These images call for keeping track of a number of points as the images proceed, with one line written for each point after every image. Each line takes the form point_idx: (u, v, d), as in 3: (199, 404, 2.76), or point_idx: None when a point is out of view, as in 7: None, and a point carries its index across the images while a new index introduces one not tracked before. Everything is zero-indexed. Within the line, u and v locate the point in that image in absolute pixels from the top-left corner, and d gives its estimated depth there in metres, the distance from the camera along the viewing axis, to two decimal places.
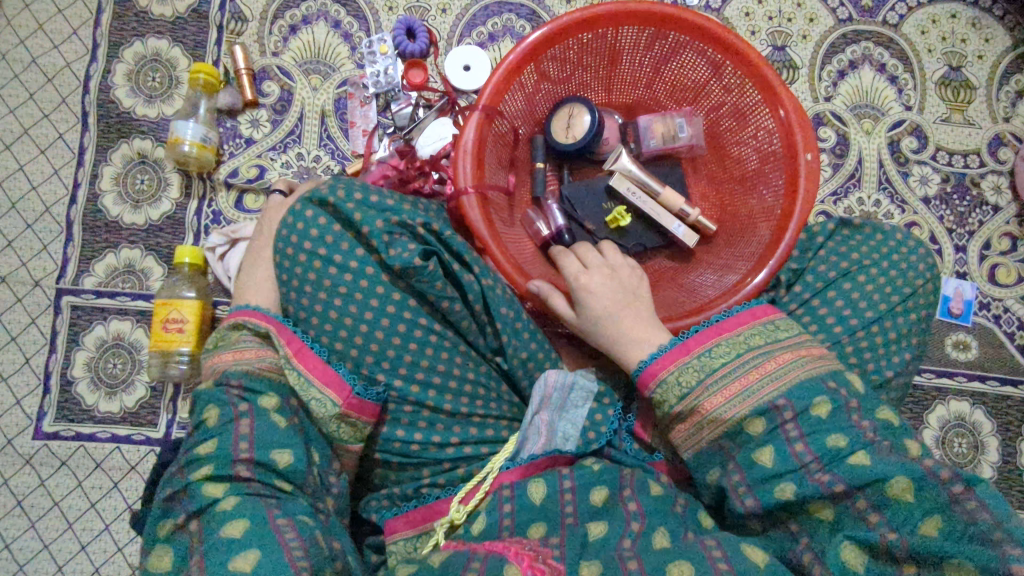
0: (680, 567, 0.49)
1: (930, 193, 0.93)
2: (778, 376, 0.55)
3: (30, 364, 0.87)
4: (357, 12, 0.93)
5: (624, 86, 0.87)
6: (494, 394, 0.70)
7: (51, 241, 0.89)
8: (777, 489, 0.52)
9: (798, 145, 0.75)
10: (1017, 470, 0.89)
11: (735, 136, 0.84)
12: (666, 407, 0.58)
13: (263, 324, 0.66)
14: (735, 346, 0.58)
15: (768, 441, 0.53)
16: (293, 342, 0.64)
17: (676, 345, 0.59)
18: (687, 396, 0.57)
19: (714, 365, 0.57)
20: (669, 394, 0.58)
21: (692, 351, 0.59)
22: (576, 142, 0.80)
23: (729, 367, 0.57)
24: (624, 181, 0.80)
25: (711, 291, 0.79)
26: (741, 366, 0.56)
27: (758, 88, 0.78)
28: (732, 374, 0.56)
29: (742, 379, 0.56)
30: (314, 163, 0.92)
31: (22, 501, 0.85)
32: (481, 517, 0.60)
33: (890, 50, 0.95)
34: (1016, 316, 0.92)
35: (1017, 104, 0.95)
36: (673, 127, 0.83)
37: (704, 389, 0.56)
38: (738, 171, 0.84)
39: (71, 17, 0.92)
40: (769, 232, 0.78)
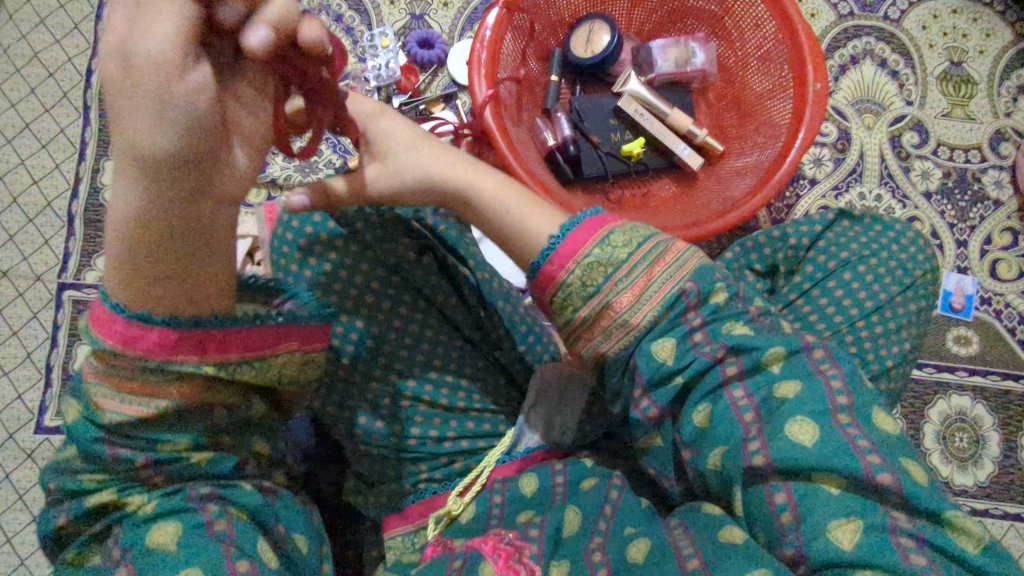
0: (639, 548, 0.51)
1: (932, 188, 0.93)
2: (679, 267, 0.49)
3: (32, 359, 0.87)
4: (358, 6, 0.93)
5: (642, 10, 0.90)
6: (490, 387, 0.70)
7: (53, 235, 0.89)
8: (676, 384, 0.48)
9: (808, 77, 0.77)
10: (1018, 464, 0.89)
11: (749, 64, 0.86)
12: (569, 313, 0.50)
13: (127, 353, 0.43)
14: (630, 235, 0.50)
15: (673, 332, 0.48)
16: (191, 336, 0.44)
17: (566, 237, 0.50)
18: (595, 297, 0.49)
19: (617, 257, 0.48)
20: (574, 297, 0.49)
21: (587, 241, 0.49)
22: (593, 57, 0.84)
23: (633, 260, 0.48)
24: (633, 102, 0.84)
25: (714, 204, 0.82)
26: (645, 257, 0.49)
27: (775, 16, 0.80)
28: (636, 269, 0.48)
29: (649, 273, 0.48)
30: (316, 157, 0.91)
31: (24, 495, 0.85)
32: (471, 508, 0.62)
33: (891, 45, 0.95)
34: (1017, 312, 0.92)
35: (1018, 99, 0.95)
36: (687, 53, 0.86)
37: (615, 285, 0.48)
38: (747, 95, 0.87)
39: (72, 12, 0.92)
40: (774, 148, 0.81)
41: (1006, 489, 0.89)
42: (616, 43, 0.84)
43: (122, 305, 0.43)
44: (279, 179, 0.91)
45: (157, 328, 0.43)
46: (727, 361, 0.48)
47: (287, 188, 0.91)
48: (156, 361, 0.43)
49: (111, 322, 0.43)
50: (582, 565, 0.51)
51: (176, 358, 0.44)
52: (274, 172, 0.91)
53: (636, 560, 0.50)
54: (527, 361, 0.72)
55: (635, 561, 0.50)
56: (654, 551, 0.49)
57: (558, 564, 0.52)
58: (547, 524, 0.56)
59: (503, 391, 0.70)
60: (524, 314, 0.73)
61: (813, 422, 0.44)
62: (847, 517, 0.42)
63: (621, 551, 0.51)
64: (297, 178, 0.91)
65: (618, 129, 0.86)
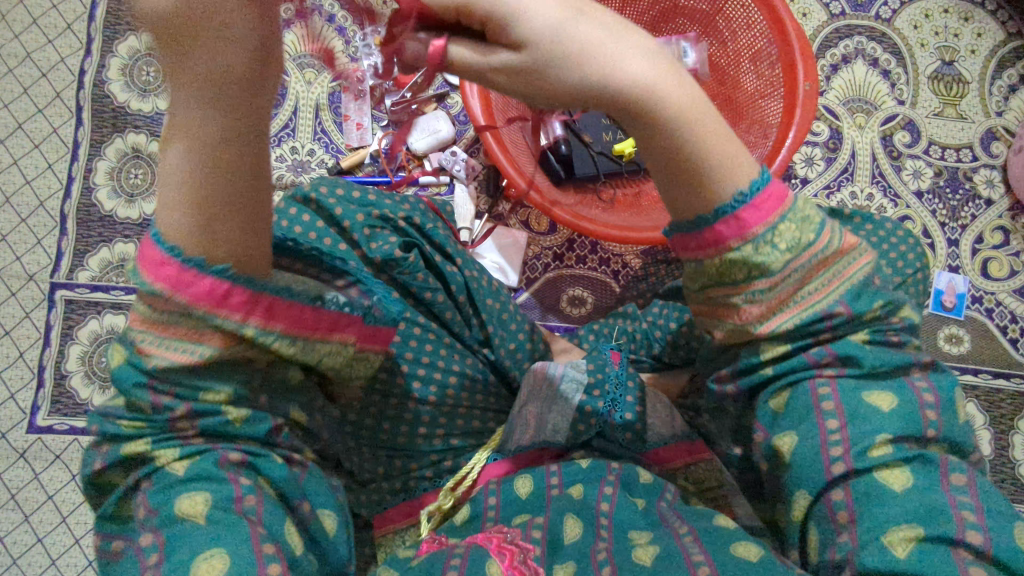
0: (645, 550, 0.54)
1: (923, 187, 0.93)
2: (837, 275, 0.51)
3: (25, 358, 0.88)
4: (351, 7, 0.94)
5: (634, 10, 0.90)
6: (481, 384, 0.69)
7: (45, 235, 0.89)
8: (764, 376, 0.52)
9: (798, 75, 0.77)
10: (1009, 463, 0.89)
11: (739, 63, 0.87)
12: (741, 296, 0.50)
13: (174, 298, 0.44)
14: (802, 225, 0.49)
15: (794, 345, 0.51)
16: (261, 299, 0.47)
17: (757, 198, 0.48)
18: (737, 289, 0.50)
19: (775, 266, 0.49)
20: (746, 270, 0.49)
21: (771, 217, 0.48)
22: None
23: (787, 271, 0.49)
24: None
25: None
26: (810, 261, 0.49)
27: (763, 13, 0.80)
28: (790, 276, 0.49)
29: (801, 281, 0.50)
30: (309, 157, 0.92)
31: (16, 495, 0.85)
32: (467, 508, 0.64)
33: (883, 45, 0.95)
34: (1009, 310, 0.92)
35: (1010, 98, 0.95)
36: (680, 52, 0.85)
37: (753, 292, 0.50)
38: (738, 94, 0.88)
39: (65, 11, 0.92)
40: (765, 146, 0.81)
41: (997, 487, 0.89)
42: None
43: (181, 250, 0.43)
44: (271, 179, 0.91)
45: (209, 278, 0.44)
46: (820, 354, 0.51)
47: (280, 188, 0.91)
48: (202, 308, 0.45)
49: (165, 266, 0.43)
50: (588, 564, 0.53)
51: (220, 311, 0.45)
52: None
53: (641, 559, 0.53)
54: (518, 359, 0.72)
55: (641, 561, 0.53)
56: (655, 551, 0.53)
57: (564, 564, 0.54)
58: (549, 523, 0.59)
59: (494, 390, 0.70)
60: (516, 312, 0.73)
61: (910, 478, 0.48)
62: (911, 525, 0.46)
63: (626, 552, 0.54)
64: (290, 178, 0.91)
65: (611, 129, 0.87)
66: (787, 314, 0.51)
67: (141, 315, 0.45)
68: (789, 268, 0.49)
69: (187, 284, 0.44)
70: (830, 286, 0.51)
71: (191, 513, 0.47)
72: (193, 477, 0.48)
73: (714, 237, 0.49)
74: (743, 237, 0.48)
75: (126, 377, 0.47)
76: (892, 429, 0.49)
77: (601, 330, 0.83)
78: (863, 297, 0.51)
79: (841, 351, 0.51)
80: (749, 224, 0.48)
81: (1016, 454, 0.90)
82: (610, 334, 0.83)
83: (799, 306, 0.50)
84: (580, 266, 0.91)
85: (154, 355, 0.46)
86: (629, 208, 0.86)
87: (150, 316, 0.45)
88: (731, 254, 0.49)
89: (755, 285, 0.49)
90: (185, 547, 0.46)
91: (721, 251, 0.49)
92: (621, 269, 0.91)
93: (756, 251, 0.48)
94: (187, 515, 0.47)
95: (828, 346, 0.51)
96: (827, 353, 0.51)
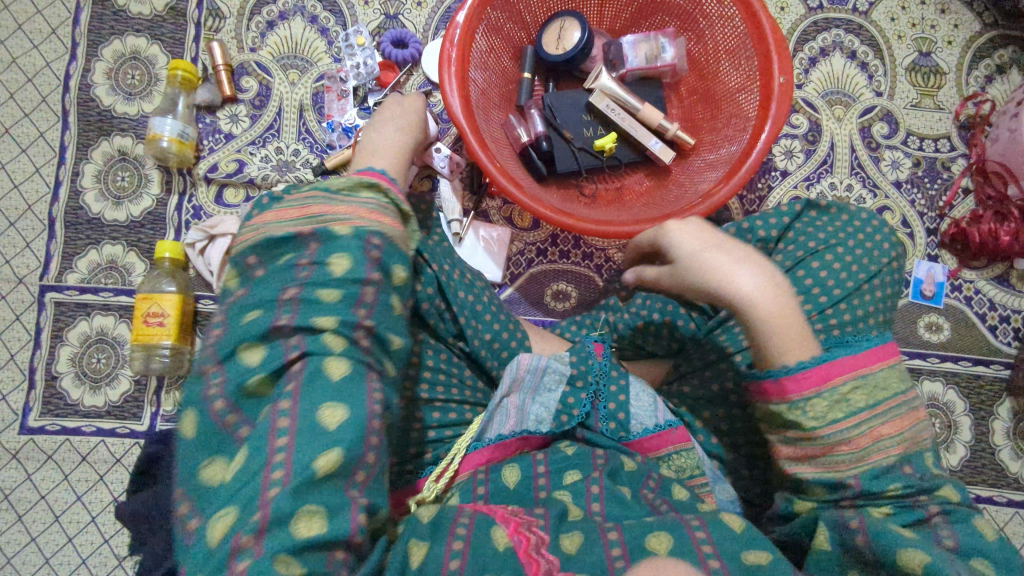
0: (659, 539, 0.51)
1: (902, 177, 0.95)
2: (893, 435, 0.54)
3: (16, 361, 0.89)
4: (333, 7, 0.94)
5: (613, 6, 0.90)
6: (457, 378, 0.72)
7: (34, 239, 0.90)
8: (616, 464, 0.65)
9: (773, 69, 0.79)
10: (990, 448, 0.91)
11: (717, 58, 0.87)
12: (824, 423, 0.53)
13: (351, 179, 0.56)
14: (871, 392, 0.54)
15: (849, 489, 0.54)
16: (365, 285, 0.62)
17: (867, 348, 0.55)
18: (840, 423, 0.53)
19: (850, 406, 0.53)
20: (828, 408, 0.53)
21: (859, 369, 0.54)
22: (564, 54, 0.85)
23: (868, 413, 0.53)
24: (603, 98, 0.85)
25: (685, 194, 0.84)
26: (881, 412, 0.54)
27: (740, 8, 0.81)
28: (868, 420, 0.53)
29: (875, 431, 0.53)
30: (293, 157, 0.93)
31: (9, 495, 0.86)
32: (456, 496, 0.63)
33: (861, 37, 0.96)
34: (988, 298, 0.93)
35: (987, 88, 0.96)
36: (656, 48, 0.87)
37: (849, 424, 0.53)
38: (715, 90, 0.89)
39: (49, 17, 0.93)
40: (745, 138, 0.82)
41: (978, 472, 0.90)
42: (586, 39, 0.84)
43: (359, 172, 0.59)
44: (256, 179, 0.92)
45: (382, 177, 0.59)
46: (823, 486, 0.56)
47: (265, 188, 0.92)
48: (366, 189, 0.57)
49: (362, 175, 0.58)
50: (598, 538, 0.52)
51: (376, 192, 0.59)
52: (252, 172, 0.92)
53: (654, 547, 0.50)
54: (495, 350, 0.73)
55: (654, 550, 0.49)
56: (668, 543, 0.50)
57: (570, 534, 0.53)
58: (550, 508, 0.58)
59: (472, 384, 0.73)
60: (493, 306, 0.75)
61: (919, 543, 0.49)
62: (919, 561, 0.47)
63: (641, 538, 0.51)
64: (274, 178, 0.92)
65: (590, 125, 0.88)
66: (879, 449, 0.54)
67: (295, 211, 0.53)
68: (868, 416, 0.53)
69: (375, 182, 0.58)
70: (896, 437, 0.54)
71: (336, 383, 0.45)
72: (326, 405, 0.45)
73: (824, 375, 0.53)
74: (827, 385, 0.53)
75: (316, 258, 0.50)
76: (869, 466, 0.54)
77: (583, 322, 0.85)
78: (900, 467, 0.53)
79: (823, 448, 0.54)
80: (791, 390, 0.54)
81: (996, 440, 0.91)
82: (593, 325, 0.84)
83: (864, 460, 0.54)
84: (564, 261, 0.92)
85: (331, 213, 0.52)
86: (610, 203, 0.88)
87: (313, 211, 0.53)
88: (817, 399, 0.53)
89: (848, 422, 0.53)
90: (308, 444, 0.43)
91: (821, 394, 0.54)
92: (604, 263, 0.92)
93: (829, 404, 0.53)
94: (328, 429, 0.44)
95: (908, 461, 0.54)
96: (911, 466, 0.54)
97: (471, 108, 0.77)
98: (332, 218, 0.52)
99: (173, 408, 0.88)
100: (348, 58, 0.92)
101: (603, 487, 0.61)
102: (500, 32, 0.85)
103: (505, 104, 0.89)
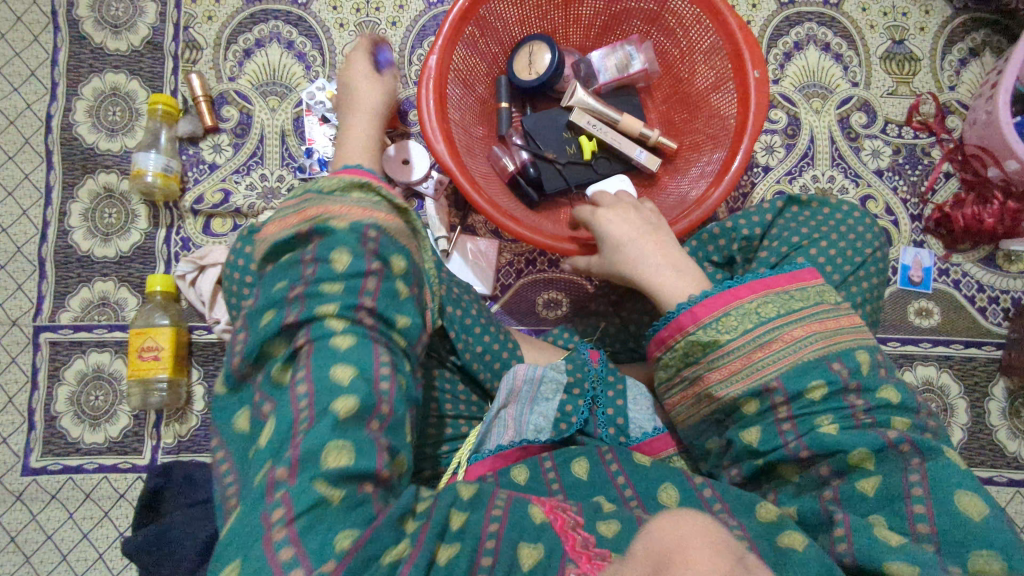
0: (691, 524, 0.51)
1: (883, 166, 0.95)
2: (799, 345, 0.57)
3: (14, 403, 0.89)
4: (309, 32, 0.95)
5: (579, 22, 0.91)
6: (450, 394, 0.72)
7: (25, 280, 0.91)
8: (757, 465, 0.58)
9: (746, 66, 0.79)
10: (987, 429, 0.91)
11: (687, 61, 0.88)
12: (707, 351, 0.59)
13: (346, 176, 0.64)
14: (756, 313, 0.58)
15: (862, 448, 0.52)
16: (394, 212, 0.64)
17: (726, 292, 0.60)
18: (751, 332, 0.57)
19: (742, 327, 0.58)
20: (735, 326, 0.58)
21: (746, 299, 0.59)
22: (538, 78, 0.86)
23: (777, 320, 0.58)
24: (584, 114, 0.85)
25: (676, 203, 0.84)
26: (813, 316, 0.59)
27: (706, 13, 0.81)
28: (774, 329, 0.58)
29: (783, 339, 0.57)
30: (278, 183, 0.93)
31: (15, 537, 0.87)
32: None
33: (833, 29, 0.97)
34: (975, 280, 0.94)
35: (962, 72, 0.96)
36: (625, 58, 0.89)
37: (747, 335, 0.57)
38: (688, 93, 0.90)
39: (28, 59, 0.94)
40: (728, 141, 0.82)
41: (977, 453, 0.91)
42: (558, 60, 0.85)
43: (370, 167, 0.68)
44: (243, 208, 0.92)
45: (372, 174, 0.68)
46: (797, 447, 0.55)
47: (252, 216, 0.93)
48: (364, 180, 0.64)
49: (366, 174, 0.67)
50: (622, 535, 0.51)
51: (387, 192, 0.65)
52: (238, 201, 0.92)
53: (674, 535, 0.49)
54: (487, 361, 0.73)
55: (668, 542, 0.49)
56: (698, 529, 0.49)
57: (608, 521, 0.54)
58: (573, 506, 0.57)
59: (466, 398, 0.73)
60: (483, 319, 0.75)
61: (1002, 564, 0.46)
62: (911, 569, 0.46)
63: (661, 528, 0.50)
64: (260, 206, 0.92)
65: (572, 141, 0.88)
66: (791, 351, 0.57)
67: (298, 219, 0.60)
68: (781, 322, 0.58)
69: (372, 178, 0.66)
70: (827, 347, 0.57)
71: (346, 350, 0.50)
72: (341, 345, 0.51)
73: (679, 323, 0.61)
74: (696, 324, 0.60)
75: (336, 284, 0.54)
76: (833, 417, 0.54)
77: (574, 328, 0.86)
78: (869, 386, 0.56)
79: (816, 440, 0.54)
80: (700, 316, 0.60)
81: (992, 420, 0.91)
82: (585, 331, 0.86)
83: (757, 370, 0.57)
84: (553, 269, 0.93)
85: (347, 214, 0.59)
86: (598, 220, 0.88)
87: (313, 214, 0.60)
88: (684, 342, 0.60)
89: (751, 333, 0.57)
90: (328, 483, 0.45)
91: (713, 338, 0.58)
92: None
93: (705, 334, 0.59)
94: (344, 382, 0.48)
95: (836, 357, 0.57)
96: (840, 363, 0.56)
97: (454, 150, 0.77)
98: (329, 215, 0.59)
99: (173, 440, 0.89)
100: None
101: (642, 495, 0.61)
102: (473, 62, 0.86)
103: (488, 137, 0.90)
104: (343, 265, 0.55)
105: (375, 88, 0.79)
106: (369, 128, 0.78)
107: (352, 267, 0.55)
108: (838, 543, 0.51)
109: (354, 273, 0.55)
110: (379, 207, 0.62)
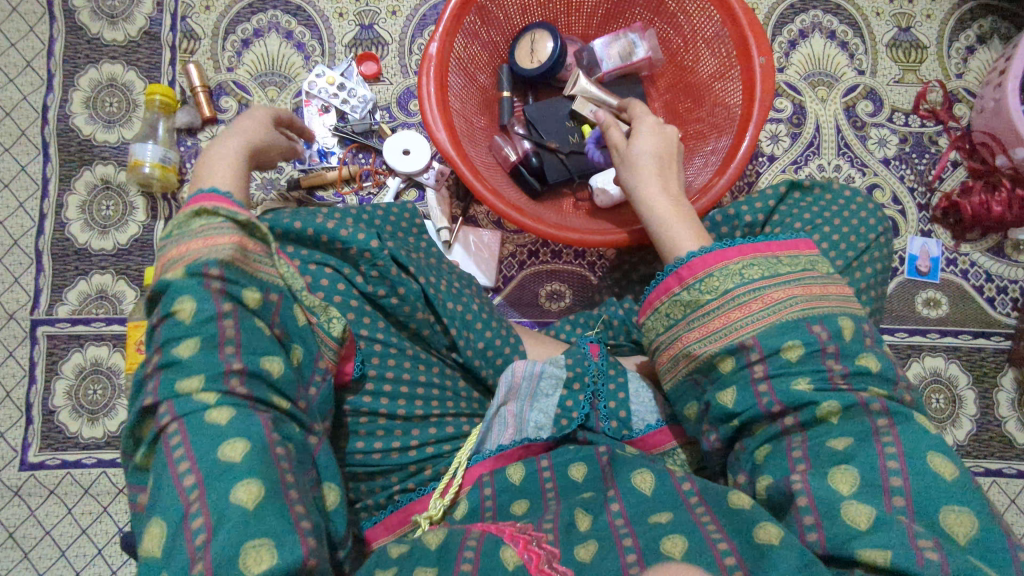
0: (673, 542, 0.49)
1: (890, 155, 0.94)
2: (780, 308, 0.55)
3: (11, 398, 0.88)
4: (308, 21, 0.94)
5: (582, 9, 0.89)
6: (450, 391, 0.70)
7: (22, 273, 0.90)
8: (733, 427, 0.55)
9: (752, 53, 0.77)
10: (995, 420, 0.90)
11: (692, 48, 0.87)
12: (690, 311, 0.58)
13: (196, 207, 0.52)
14: (742, 271, 0.57)
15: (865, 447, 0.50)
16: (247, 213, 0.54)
17: (713, 250, 0.58)
18: (732, 293, 0.56)
19: (726, 287, 0.56)
20: (719, 284, 0.57)
21: (734, 258, 0.57)
22: (541, 66, 0.84)
23: (761, 282, 0.56)
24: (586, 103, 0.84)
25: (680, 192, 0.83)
26: (800, 278, 0.56)
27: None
28: (759, 291, 0.56)
29: (765, 299, 0.55)
30: (278, 174, 0.92)
31: (13, 533, 0.86)
32: (463, 503, 0.63)
33: (839, 17, 0.96)
34: (983, 270, 0.93)
35: (969, 59, 0.95)
36: (628, 45, 0.87)
37: (731, 296, 0.56)
38: (693, 80, 0.89)
39: (24, 49, 0.92)
40: (733, 128, 0.81)
41: (986, 445, 0.90)
42: (560, 48, 0.84)
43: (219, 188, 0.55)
44: None
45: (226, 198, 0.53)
46: (770, 404, 0.53)
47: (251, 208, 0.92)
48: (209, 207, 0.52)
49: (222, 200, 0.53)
50: (611, 547, 0.50)
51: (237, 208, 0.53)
52: None
53: (671, 551, 0.48)
54: (489, 357, 0.72)
55: (670, 554, 0.48)
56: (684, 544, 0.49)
57: (585, 544, 0.52)
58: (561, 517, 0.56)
59: (467, 394, 0.72)
60: (484, 312, 0.74)
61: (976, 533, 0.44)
62: (877, 549, 0.43)
63: (655, 541, 0.50)
64: (259, 198, 0.91)
65: (575, 131, 0.86)
66: (773, 313, 0.55)
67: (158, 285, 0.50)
68: (764, 284, 0.56)
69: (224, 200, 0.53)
70: (811, 308, 0.55)
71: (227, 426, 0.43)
72: (186, 361, 0.45)
73: (666, 285, 0.60)
74: (685, 283, 0.58)
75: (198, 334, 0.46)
76: (811, 378, 0.52)
77: (579, 321, 0.85)
78: (851, 350, 0.53)
79: (790, 398, 0.52)
80: (689, 275, 0.58)
81: (1001, 411, 0.90)
82: (589, 323, 0.84)
83: (733, 330, 0.55)
84: (556, 261, 0.92)
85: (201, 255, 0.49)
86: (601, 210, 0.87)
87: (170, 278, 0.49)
88: (669, 300, 0.59)
89: (734, 292, 0.56)
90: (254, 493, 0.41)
91: (698, 297, 0.57)
92: (597, 260, 0.92)
93: (692, 293, 0.58)
94: (233, 460, 0.41)
95: (817, 321, 0.54)
96: (822, 326, 0.54)
97: (456, 138, 0.75)
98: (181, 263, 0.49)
99: None
100: (347, 93, 0.91)
101: (620, 491, 0.58)
102: (474, 51, 0.85)
103: (488, 126, 0.89)
104: (185, 315, 0.46)
105: (251, 132, 0.64)
106: (232, 154, 0.62)
107: (197, 325, 0.46)
108: (808, 531, 0.47)
109: (209, 347, 0.46)
110: (222, 233, 0.50)
